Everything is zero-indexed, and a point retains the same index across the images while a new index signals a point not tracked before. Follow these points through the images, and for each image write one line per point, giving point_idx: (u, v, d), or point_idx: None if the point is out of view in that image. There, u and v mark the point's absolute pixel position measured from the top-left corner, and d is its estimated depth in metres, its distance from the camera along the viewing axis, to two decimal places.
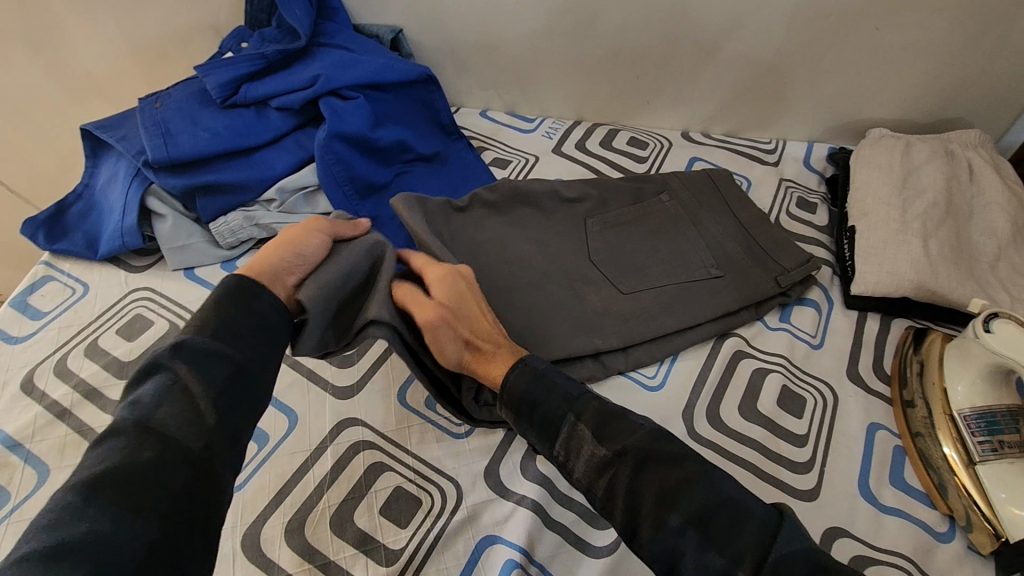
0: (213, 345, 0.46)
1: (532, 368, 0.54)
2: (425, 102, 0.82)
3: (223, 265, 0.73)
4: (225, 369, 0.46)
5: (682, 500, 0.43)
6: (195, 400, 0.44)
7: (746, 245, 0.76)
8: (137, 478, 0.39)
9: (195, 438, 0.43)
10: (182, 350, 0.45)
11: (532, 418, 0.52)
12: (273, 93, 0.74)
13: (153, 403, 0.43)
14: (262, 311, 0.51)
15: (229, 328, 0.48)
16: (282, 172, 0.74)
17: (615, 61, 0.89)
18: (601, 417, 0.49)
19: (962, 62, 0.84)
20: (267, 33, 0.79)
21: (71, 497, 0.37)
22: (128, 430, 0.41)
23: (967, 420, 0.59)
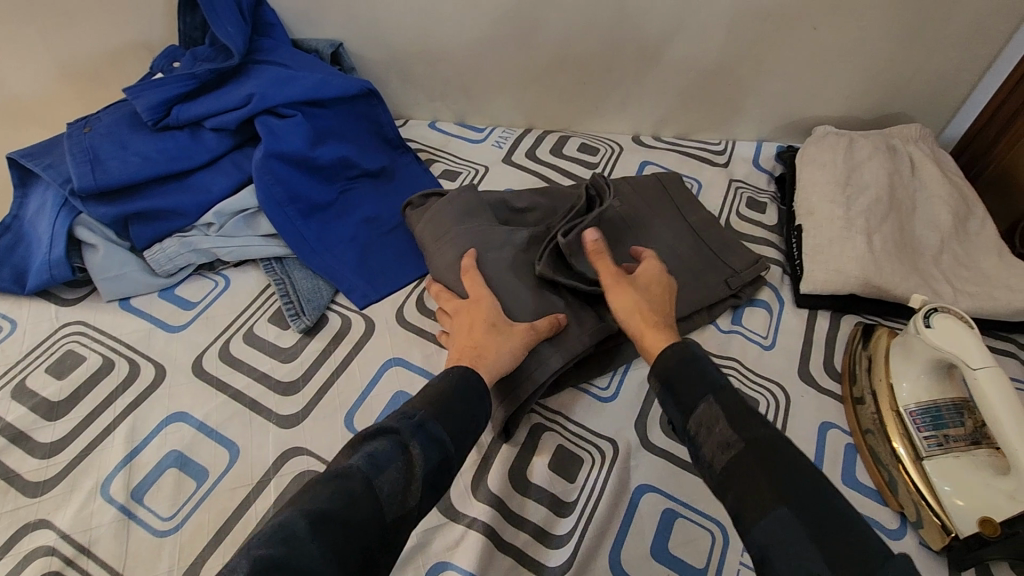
0: (443, 434, 0.48)
1: (686, 351, 0.52)
2: (368, 117, 0.81)
3: (160, 294, 0.71)
4: (441, 455, 0.47)
5: (797, 500, 0.41)
6: (415, 479, 0.45)
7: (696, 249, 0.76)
8: (349, 542, 0.40)
9: (398, 513, 0.43)
10: (416, 423, 0.47)
11: (670, 389, 0.50)
12: (207, 114, 0.72)
13: (385, 463, 0.44)
14: (471, 407, 0.51)
15: (452, 411, 0.50)
16: (219, 196, 0.71)
17: (561, 68, 0.89)
18: (742, 407, 0.47)
19: (900, 59, 0.85)
20: (200, 52, 0.77)
21: (291, 519, 0.39)
22: (360, 480, 0.42)
23: (913, 416, 0.60)
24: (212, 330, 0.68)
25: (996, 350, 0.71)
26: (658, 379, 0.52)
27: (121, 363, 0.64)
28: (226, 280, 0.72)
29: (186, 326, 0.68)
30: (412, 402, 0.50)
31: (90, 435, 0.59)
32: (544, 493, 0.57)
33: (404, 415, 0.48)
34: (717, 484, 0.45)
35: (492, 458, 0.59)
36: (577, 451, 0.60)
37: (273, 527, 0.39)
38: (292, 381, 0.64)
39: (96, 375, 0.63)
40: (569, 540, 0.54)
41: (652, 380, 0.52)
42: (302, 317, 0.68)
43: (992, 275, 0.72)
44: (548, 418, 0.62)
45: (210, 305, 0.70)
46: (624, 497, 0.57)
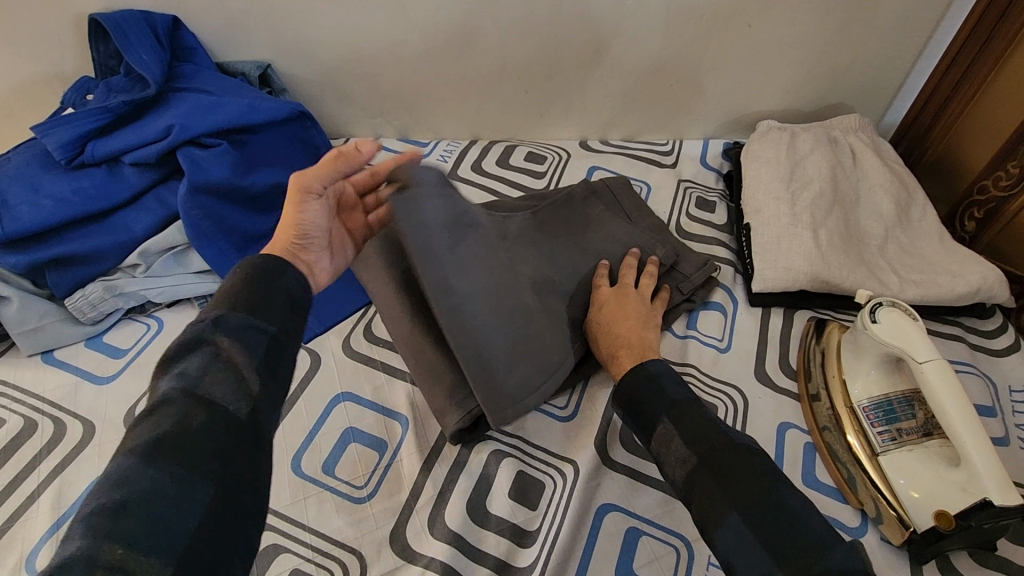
0: (250, 319, 0.43)
1: (645, 370, 0.51)
2: (302, 140, 0.78)
3: (86, 343, 0.66)
4: (263, 330, 0.43)
5: (748, 503, 0.42)
6: (246, 373, 0.41)
7: (647, 250, 0.74)
8: (194, 456, 0.36)
9: (244, 405, 0.39)
10: (216, 327, 0.42)
11: (632, 412, 0.51)
12: (124, 148, 0.67)
13: (199, 374, 0.39)
14: (290, 296, 0.47)
15: (262, 304, 0.44)
16: (143, 234, 0.67)
17: (500, 77, 0.87)
18: (697, 421, 0.47)
19: (835, 52, 0.85)
20: (114, 82, 0.72)
21: (124, 467, 0.34)
22: (178, 399, 0.37)
23: (866, 411, 0.60)
24: (145, 378, 0.64)
25: (943, 335, 0.72)
26: (622, 405, 0.52)
27: (45, 423, 0.60)
28: (159, 322, 0.68)
29: (115, 376, 0.64)
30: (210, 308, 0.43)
31: (13, 504, 0.55)
32: (504, 525, 0.55)
33: (210, 326, 0.42)
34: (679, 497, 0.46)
35: (449, 492, 0.57)
36: (537, 476, 0.58)
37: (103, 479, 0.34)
38: None
39: (17, 438, 0.59)
40: (532, 571, 0.53)
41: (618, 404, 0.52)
42: None
43: (935, 262, 0.74)
44: (506, 443, 0.60)
45: (141, 351, 0.66)
46: (587, 520, 0.56)
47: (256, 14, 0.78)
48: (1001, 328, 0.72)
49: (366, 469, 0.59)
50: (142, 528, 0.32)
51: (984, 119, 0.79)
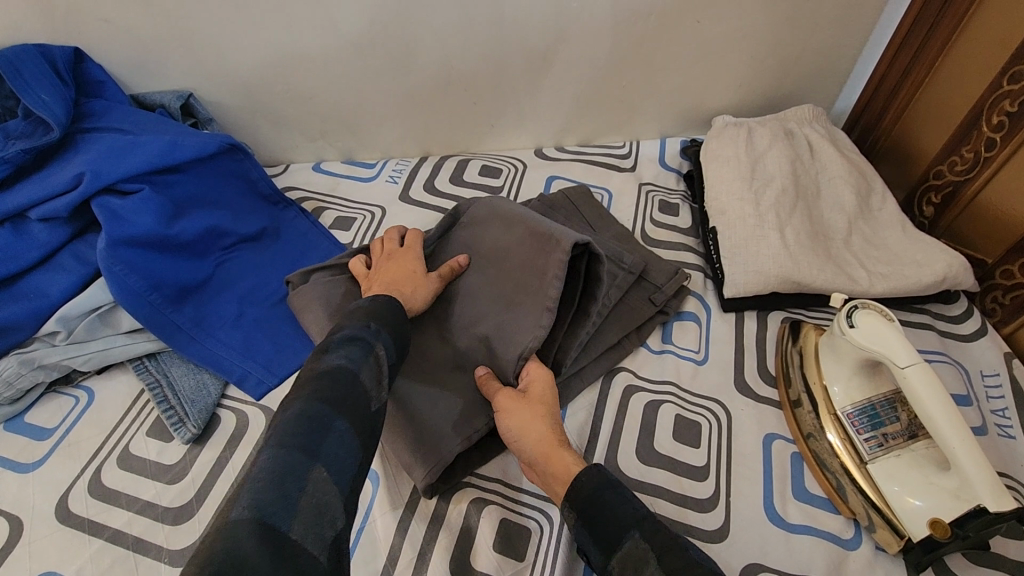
0: (392, 345, 0.49)
1: (603, 475, 0.48)
2: (237, 174, 0.72)
3: (5, 426, 0.59)
4: (397, 356, 0.49)
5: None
6: (384, 373, 0.46)
7: (615, 261, 0.71)
8: (361, 419, 0.40)
9: (381, 404, 0.44)
10: (369, 331, 0.48)
11: (591, 527, 0.45)
12: (29, 203, 0.60)
13: (359, 359, 0.44)
14: (396, 323, 0.51)
15: (393, 322, 0.51)
16: (60, 298, 0.60)
17: (446, 90, 0.82)
18: (668, 541, 0.41)
19: (785, 43, 0.84)
20: (10, 126, 0.62)
21: (306, 406, 0.38)
22: (346, 369, 0.42)
23: (851, 418, 0.58)
24: (76, 460, 0.57)
25: (914, 325, 0.72)
26: (579, 513, 0.46)
27: None
28: (89, 393, 0.62)
29: (43, 461, 0.57)
30: (352, 316, 0.49)
31: None
32: None
33: (363, 327, 0.48)
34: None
35: (429, 553, 0.53)
36: (521, 522, 0.55)
37: (286, 413, 0.38)
38: (183, 505, 0.55)
39: None
40: None
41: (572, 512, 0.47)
42: (188, 425, 0.59)
43: (900, 251, 0.73)
44: (486, 488, 0.57)
45: (72, 428, 0.59)
46: (578, 565, 0.53)
47: (169, 40, 0.71)
48: (967, 313, 0.73)
49: None
50: (326, 461, 0.36)
51: (935, 103, 0.79)
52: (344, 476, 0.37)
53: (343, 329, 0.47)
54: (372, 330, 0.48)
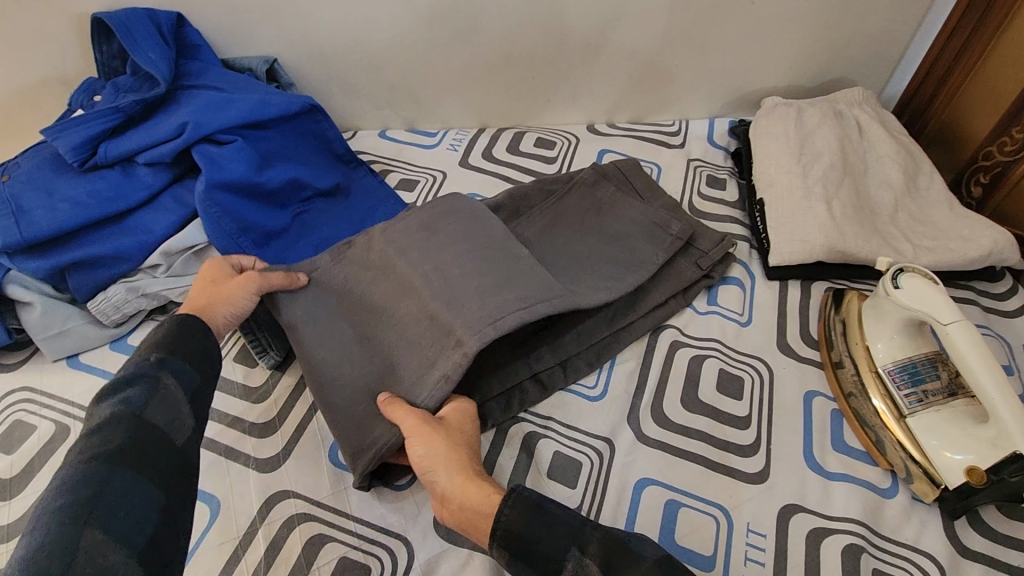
0: (188, 364, 0.51)
1: (528, 498, 0.48)
2: (315, 134, 0.78)
3: (111, 346, 0.65)
4: (197, 377, 0.51)
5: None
6: (181, 399, 0.48)
7: (662, 226, 0.74)
8: (150, 461, 0.43)
9: (181, 435, 0.46)
10: (156, 363, 0.49)
11: (524, 555, 0.45)
12: (137, 148, 0.67)
13: (142, 399, 0.46)
14: (207, 342, 0.54)
15: (191, 344, 0.53)
16: (162, 234, 0.67)
17: (506, 64, 0.87)
18: (609, 548, 0.44)
19: (837, 26, 0.86)
20: (121, 82, 0.71)
21: (75, 473, 0.40)
22: (120, 418, 0.44)
23: (892, 374, 0.61)
24: None
25: (957, 299, 0.73)
26: (510, 547, 0.46)
27: (77, 427, 0.59)
28: None
29: None
30: (139, 354, 0.51)
31: None
32: None
33: (145, 360, 0.49)
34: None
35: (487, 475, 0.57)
36: (573, 455, 0.60)
37: (55, 486, 0.39)
38: (268, 423, 0.61)
39: (49, 445, 0.58)
40: None
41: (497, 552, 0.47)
42: (270, 355, 0.65)
43: (946, 228, 0.75)
44: (544, 427, 0.62)
45: None
46: (626, 495, 0.57)
47: (260, 9, 0.77)
48: (1011, 290, 0.74)
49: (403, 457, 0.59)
50: (106, 522, 0.38)
51: (984, 89, 0.81)
52: (132, 526, 0.39)
53: (120, 374, 0.48)
54: (159, 360, 0.50)
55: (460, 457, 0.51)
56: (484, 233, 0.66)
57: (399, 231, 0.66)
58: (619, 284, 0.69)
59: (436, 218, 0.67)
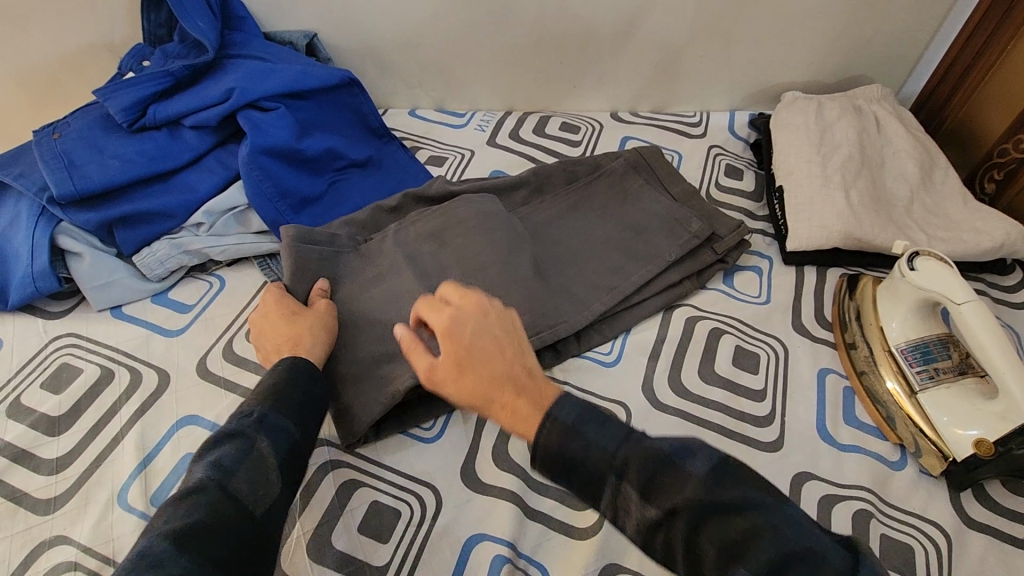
0: (285, 419, 0.49)
1: (559, 424, 0.42)
2: (351, 107, 0.80)
3: (153, 299, 0.68)
4: (294, 438, 0.49)
5: (747, 558, 0.34)
6: (271, 468, 0.46)
7: (682, 223, 0.74)
8: (226, 540, 0.40)
9: (266, 507, 0.44)
10: (255, 420, 0.48)
11: (567, 478, 0.42)
12: (185, 111, 0.70)
13: (233, 466, 0.44)
14: (311, 391, 0.53)
15: (292, 399, 0.51)
16: (206, 194, 0.70)
17: (537, 49, 0.90)
18: (651, 462, 0.39)
19: (860, 23, 0.88)
20: (170, 49, 0.74)
21: (153, 548, 0.38)
22: (209, 490, 0.42)
23: (904, 353, 0.63)
24: (212, 331, 0.65)
25: None
26: (552, 471, 0.43)
27: (122, 372, 0.62)
28: (221, 280, 0.70)
29: (185, 330, 0.65)
30: (246, 404, 0.50)
31: (98, 446, 0.56)
32: None
33: (245, 416, 0.48)
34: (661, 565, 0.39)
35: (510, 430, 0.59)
36: None
37: (132, 554, 0.38)
38: None
39: (95, 387, 0.60)
40: None
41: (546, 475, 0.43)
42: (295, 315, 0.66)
43: (959, 220, 0.77)
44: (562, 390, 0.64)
45: (207, 306, 0.68)
46: None
47: None
48: (1021, 283, 0.76)
49: None
50: None
51: (1001, 88, 0.83)
52: None
53: (223, 427, 0.48)
54: (259, 417, 0.48)
55: (485, 373, 0.45)
56: (500, 243, 0.68)
57: (409, 240, 0.69)
58: (631, 275, 0.71)
59: (454, 218, 0.70)
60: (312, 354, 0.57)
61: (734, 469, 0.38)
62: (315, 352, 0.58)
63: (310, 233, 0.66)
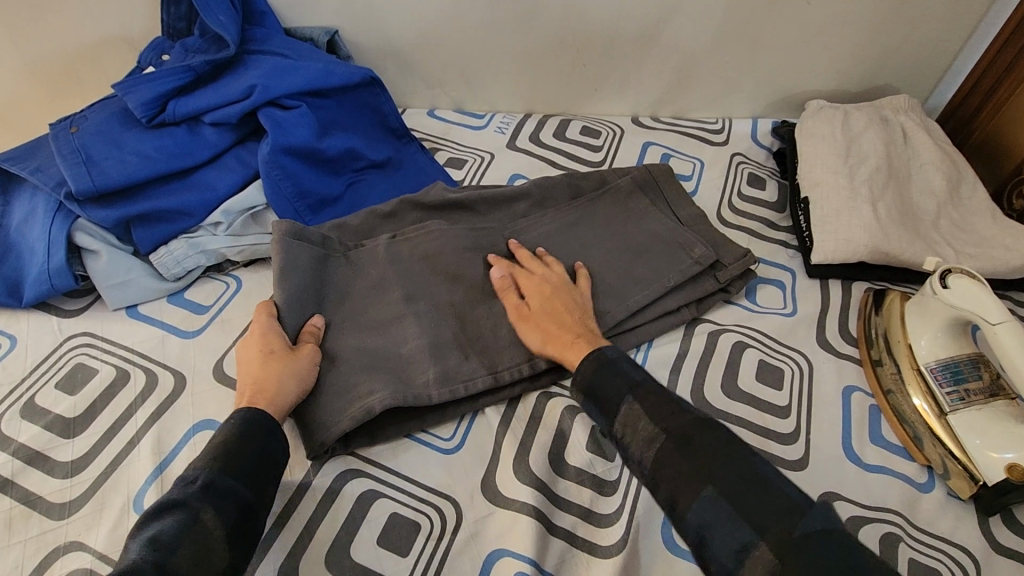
0: (234, 483, 0.47)
1: (603, 358, 0.57)
2: (372, 106, 0.79)
3: (169, 299, 0.67)
4: (241, 506, 0.47)
5: (716, 477, 0.46)
6: (216, 539, 0.44)
7: (685, 248, 0.71)
8: None
9: None
10: (201, 488, 0.46)
11: (594, 400, 0.55)
12: (206, 107, 0.68)
13: (172, 542, 0.43)
14: (266, 451, 0.51)
15: (242, 461, 0.49)
16: (225, 193, 0.68)
17: (560, 50, 0.88)
18: (662, 401, 0.53)
19: (889, 32, 0.87)
20: (190, 43, 0.73)
21: None
22: (145, 568, 0.41)
23: (934, 373, 0.62)
24: (229, 333, 0.64)
25: None
26: (583, 393, 0.56)
27: (137, 374, 0.60)
28: (238, 281, 0.69)
29: (201, 331, 0.64)
30: (190, 469, 0.48)
31: (113, 450, 0.55)
32: (584, 475, 0.57)
33: (190, 482, 0.47)
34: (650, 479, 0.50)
35: (530, 443, 0.59)
36: None
37: None
38: None
39: (111, 389, 0.59)
40: (619, 519, 0.54)
41: (577, 394, 0.57)
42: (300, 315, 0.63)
43: (988, 237, 0.76)
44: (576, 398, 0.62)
45: (224, 308, 0.66)
46: None
47: None
48: None
49: (450, 423, 0.60)
50: None
51: None
52: None
53: (165, 497, 0.46)
54: (204, 484, 0.47)
55: (556, 311, 0.62)
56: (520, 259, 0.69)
57: (433, 246, 0.67)
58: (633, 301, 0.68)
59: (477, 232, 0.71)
60: (286, 403, 0.55)
61: (719, 424, 0.51)
62: (289, 402, 0.55)
63: (302, 232, 0.64)
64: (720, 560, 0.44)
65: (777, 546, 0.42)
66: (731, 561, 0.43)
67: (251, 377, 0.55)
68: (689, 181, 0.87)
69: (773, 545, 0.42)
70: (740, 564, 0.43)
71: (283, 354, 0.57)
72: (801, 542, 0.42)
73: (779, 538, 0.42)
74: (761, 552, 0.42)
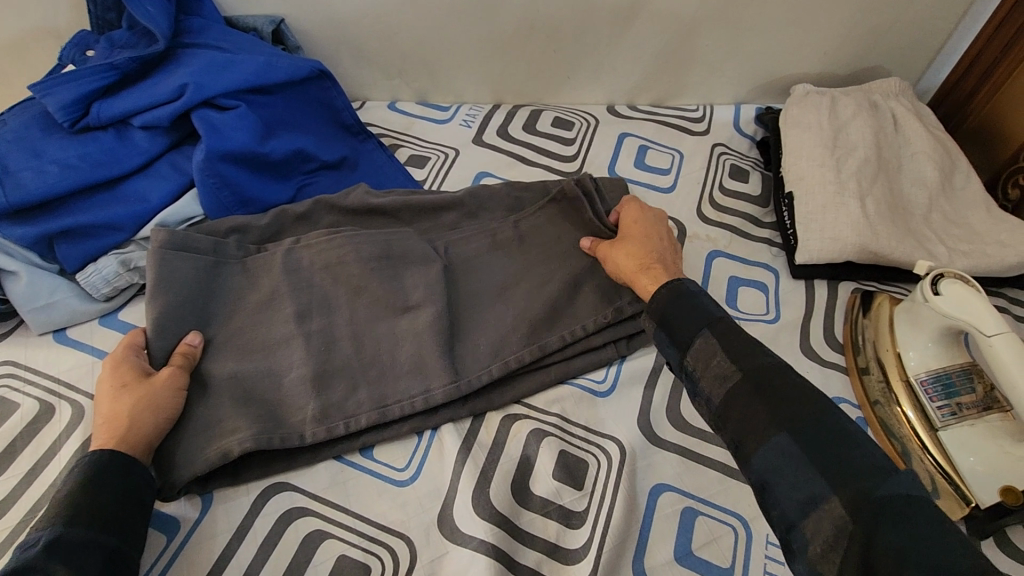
0: (91, 533, 0.44)
1: (682, 289, 0.54)
2: (323, 102, 0.73)
3: (101, 321, 0.61)
4: (101, 555, 0.43)
5: (794, 423, 0.42)
6: None
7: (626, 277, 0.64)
8: None
9: None
10: (46, 548, 0.42)
11: (667, 330, 0.52)
12: (133, 110, 0.62)
13: None
14: (129, 492, 0.47)
15: (101, 507, 0.45)
16: (158, 203, 0.63)
17: (528, 35, 0.82)
18: (743, 340, 0.48)
19: (879, 10, 0.81)
20: (117, 37, 0.67)
21: None
22: None
23: (924, 385, 0.58)
24: None
25: None
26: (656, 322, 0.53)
27: (62, 407, 0.55)
28: None
29: None
30: (34, 529, 0.44)
31: (33, 494, 0.51)
32: (550, 506, 0.53)
33: (34, 543, 0.42)
34: (717, 418, 0.47)
35: (491, 472, 0.55)
36: (580, 455, 0.56)
37: None
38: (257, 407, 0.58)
39: (33, 425, 0.54)
40: (586, 554, 0.51)
41: (650, 323, 0.54)
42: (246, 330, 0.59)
43: (983, 231, 0.71)
44: (545, 421, 0.58)
45: None
46: (638, 499, 0.54)
47: None
48: None
49: (405, 451, 0.56)
50: None
51: None
52: None
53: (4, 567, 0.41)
54: (50, 542, 0.42)
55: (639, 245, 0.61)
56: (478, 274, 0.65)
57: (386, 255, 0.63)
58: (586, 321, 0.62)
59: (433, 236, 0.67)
60: (142, 435, 0.50)
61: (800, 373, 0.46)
62: (147, 433, 0.50)
63: (188, 241, 0.59)
64: (783, 509, 0.41)
65: (851, 505, 0.38)
66: (795, 512, 0.40)
67: (104, 411, 0.51)
68: (668, 175, 0.82)
69: (848, 503, 0.38)
70: (804, 516, 0.39)
71: (138, 382, 0.52)
72: (881, 504, 0.37)
73: (857, 497, 0.38)
74: (832, 509, 0.38)
